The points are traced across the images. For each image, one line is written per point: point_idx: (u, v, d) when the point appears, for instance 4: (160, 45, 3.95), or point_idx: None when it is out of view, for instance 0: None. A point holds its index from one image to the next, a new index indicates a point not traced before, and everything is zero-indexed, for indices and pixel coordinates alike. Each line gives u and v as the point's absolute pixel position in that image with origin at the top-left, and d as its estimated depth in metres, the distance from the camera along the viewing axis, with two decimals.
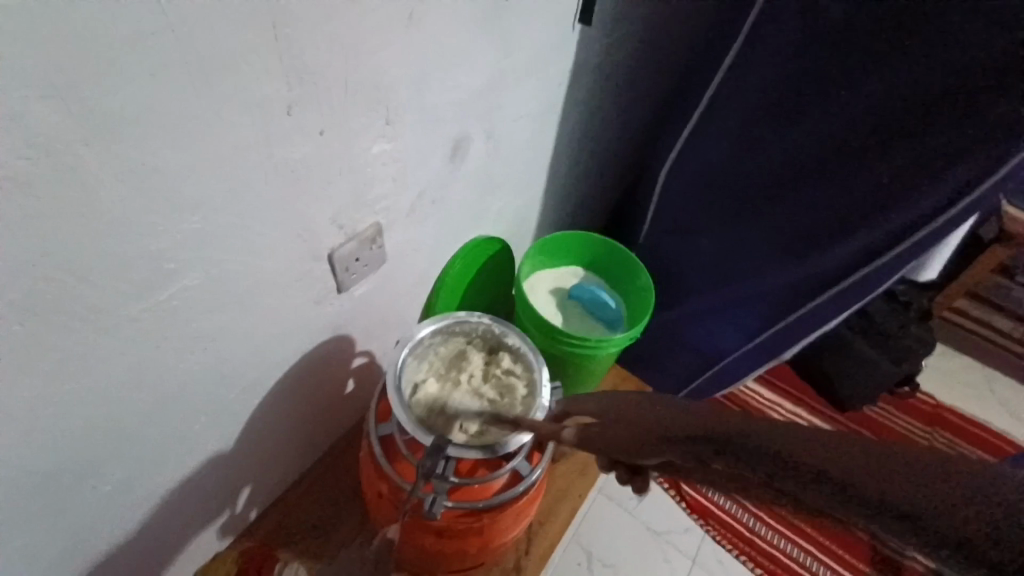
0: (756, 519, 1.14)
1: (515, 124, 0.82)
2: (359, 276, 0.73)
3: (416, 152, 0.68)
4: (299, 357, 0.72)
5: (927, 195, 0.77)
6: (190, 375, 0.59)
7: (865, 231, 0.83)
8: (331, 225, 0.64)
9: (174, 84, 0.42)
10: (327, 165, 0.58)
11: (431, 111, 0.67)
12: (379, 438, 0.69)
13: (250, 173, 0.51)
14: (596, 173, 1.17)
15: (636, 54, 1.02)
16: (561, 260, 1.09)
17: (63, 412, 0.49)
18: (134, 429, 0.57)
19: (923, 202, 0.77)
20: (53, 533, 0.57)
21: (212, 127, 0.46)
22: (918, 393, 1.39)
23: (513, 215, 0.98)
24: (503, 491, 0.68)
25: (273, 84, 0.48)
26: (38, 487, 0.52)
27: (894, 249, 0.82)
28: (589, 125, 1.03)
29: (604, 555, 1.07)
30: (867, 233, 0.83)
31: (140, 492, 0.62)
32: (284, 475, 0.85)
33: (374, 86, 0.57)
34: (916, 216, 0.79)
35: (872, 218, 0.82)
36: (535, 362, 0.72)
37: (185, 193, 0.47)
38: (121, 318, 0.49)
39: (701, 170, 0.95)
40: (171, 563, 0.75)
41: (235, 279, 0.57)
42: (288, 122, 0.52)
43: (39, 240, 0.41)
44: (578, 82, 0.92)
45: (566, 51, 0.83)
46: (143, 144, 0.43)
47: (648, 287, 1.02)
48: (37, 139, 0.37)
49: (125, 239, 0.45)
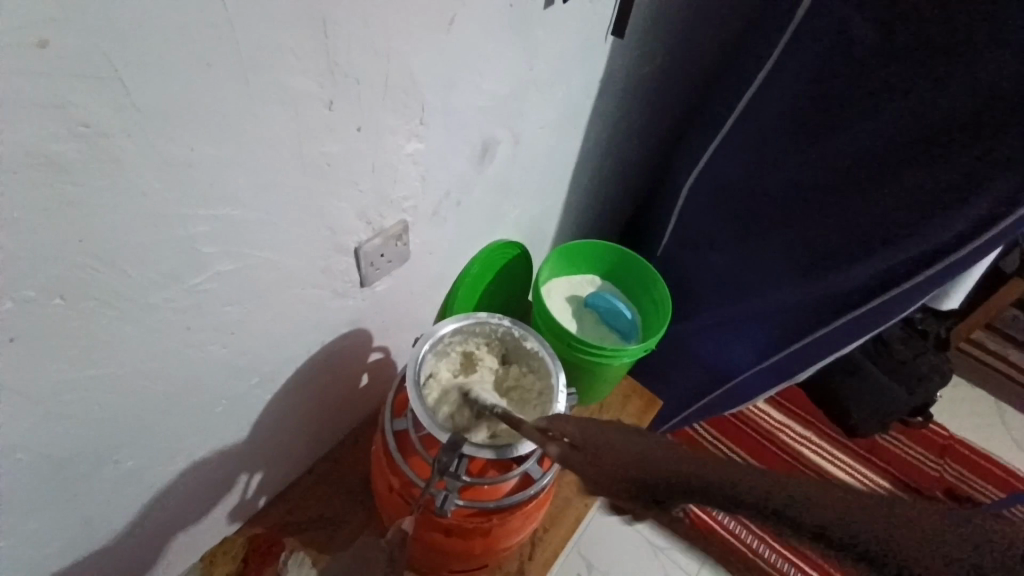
0: (755, 537, 1.21)
1: (538, 131, 0.83)
2: (382, 270, 0.73)
3: (440, 155, 0.69)
4: (316, 350, 0.73)
5: (953, 223, 0.76)
6: (211, 362, 0.60)
7: (888, 256, 0.82)
8: (358, 220, 0.65)
9: (213, 79, 0.43)
10: (357, 162, 0.59)
11: (456, 115, 0.68)
12: (394, 432, 0.70)
13: (280, 166, 0.53)
14: (615, 183, 1.16)
15: (661, 69, 1.02)
16: (578, 269, 1.09)
17: (88, 392, 0.50)
18: (152, 413, 0.58)
19: (946, 228, 0.77)
20: (71, 513, 0.57)
21: (246, 122, 0.48)
22: (930, 422, 1.37)
23: (532, 221, 0.99)
24: (515, 492, 0.68)
25: (305, 81, 0.49)
26: (57, 470, 0.53)
27: (915, 276, 0.81)
28: (610, 138, 1.03)
29: (605, 567, 1.09)
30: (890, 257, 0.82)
31: (154, 476, 0.63)
32: (293, 465, 0.86)
33: (404, 87, 0.59)
34: (938, 243, 0.78)
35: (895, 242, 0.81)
36: (553, 366, 0.72)
37: (219, 186, 0.49)
38: (152, 304, 0.50)
39: (723, 186, 0.95)
40: (179, 547, 0.75)
41: (263, 269, 0.58)
42: (320, 119, 0.53)
43: (80, 226, 0.42)
44: (603, 93, 0.92)
45: (591, 61, 0.84)
46: (182, 136, 0.44)
47: (664, 299, 1.01)
48: (84, 128, 0.39)
49: (158, 228, 0.47)
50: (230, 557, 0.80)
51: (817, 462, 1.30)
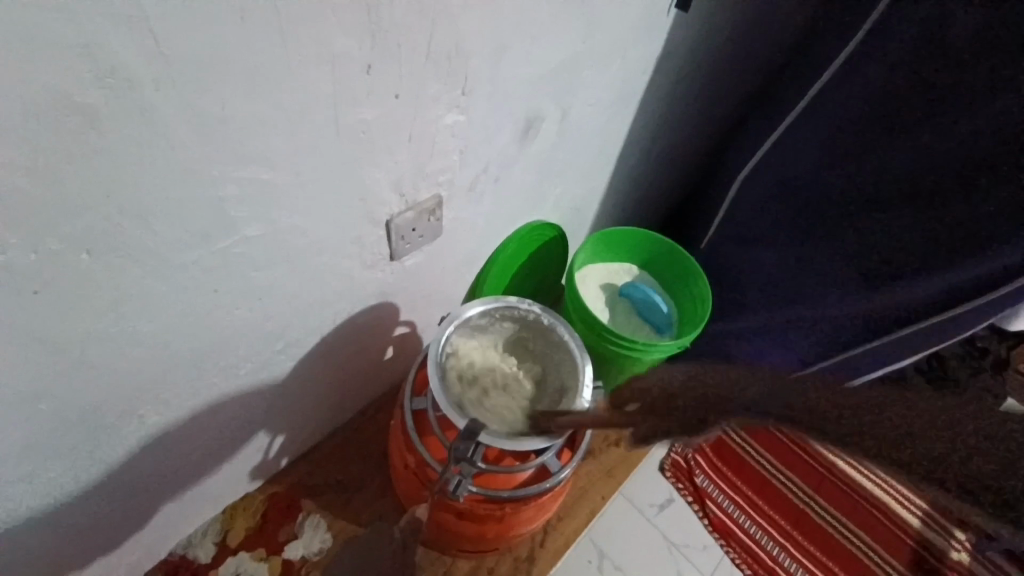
0: (776, 544, 1.13)
1: (586, 108, 0.79)
2: (412, 246, 0.71)
3: (482, 128, 0.67)
4: (342, 320, 0.73)
5: (999, 257, 0.70)
6: (236, 326, 0.60)
7: (945, 277, 0.75)
8: (391, 192, 0.63)
9: (249, 32, 0.41)
10: (394, 131, 0.57)
11: (503, 85, 0.64)
12: (412, 411, 0.69)
13: (316, 131, 0.51)
14: (662, 169, 1.10)
15: (723, 50, 0.96)
16: (615, 256, 1.05)
17: (112, 347, 0.51)
18: (176, 372, 0.58)
19: (995, 261, 0.71)
20: (100, 460, 0.59)
21: (282, 82, 0.46)
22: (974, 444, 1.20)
23: (574, 203, 0.96)
24: (530, 484, 0.67)
25: (350, 41, 0.47)
26: (83, 419, 0.54)
27: (962, 304, 0.75)
28: (662, 121, 0.97)
29: (617, 557, 1.03)
30: (939, 281, 0.75)
31: (178, 431, 0.64)
32: (316, 430, 0.87)
33: (447, 54, 0.55)
34: (990, 272, 0.72)
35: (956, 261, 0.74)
36: (580, 358, 0.70)
37: (253, 147, 0.48)
38: (180, 264, 0.50)
39: (784, 180, 0.88)
40: (203, 500, 0.77)
41: (292, 236, 0.57)
42: (357, 84, 0.51)
43: (108, 180, 0.41)
44: (658, 72, 0.86)
45: (649, 38, 0.79)
46: (218, 92, 0.43)
47: (704, 296, 0.97)
48: (111, 79, 0.37)
49: (189, 187, 0.46)
50: (249, 513, 0.83)
51: (851, 474, 1.23)
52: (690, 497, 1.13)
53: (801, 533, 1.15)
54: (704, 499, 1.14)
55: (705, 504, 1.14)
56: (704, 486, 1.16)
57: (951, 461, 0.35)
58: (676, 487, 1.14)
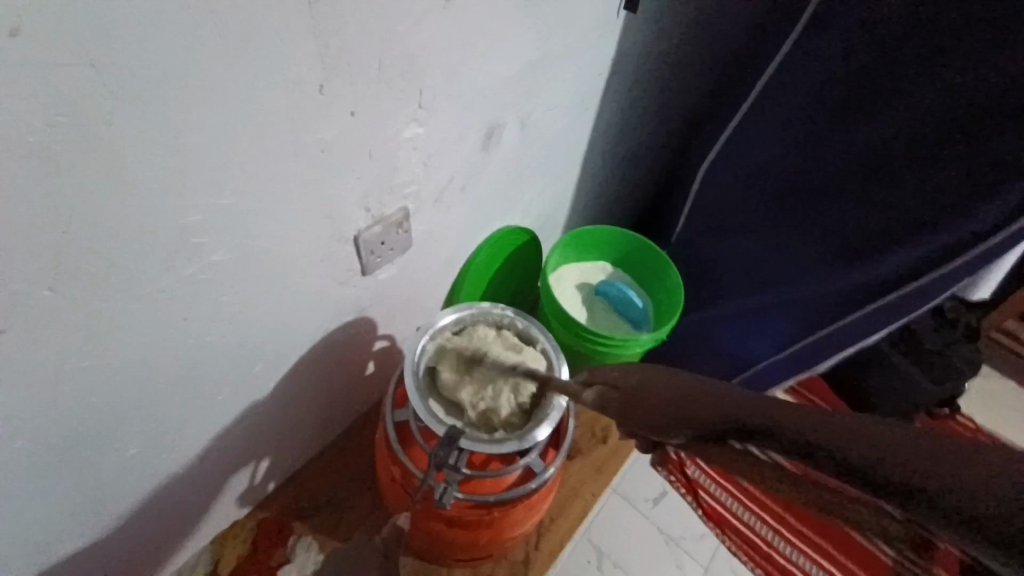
0: (773, 528, 1.08)
1: (545, 113, 0.80)
2: (383, 260, 0.72)
3: (443, 139, 0.67)
4: (319, 339, 0.73)
5: (949, 231, 0.73)
6: (209, 352, 0.60)
7: (903, 252, 0.77)
8: (357, 209, 0.63)
9: (196, 62, 0.42)
10: (353, 148, 0.58)
11: (460, 97, 0.65)
12: (395, 424, 0.69)
13: (273, 154, 0.51)
14: (629, 168, 1.12)
15: (677, 49, 0.98)
16: (589, 256, 1.06)
17: (82, 383, 0.50)
18: (150, 403, 0.58)
19: (947, 234, 0.73)
20: (78, 500, 0.58)
21: (234, 107, 0.46)
22: (959, 414, 1.19)
23: (543, 207, 0.97)
24: (516, 486, 0.67)
25: (302, 64, 0.48)
26: (56, 458, 0.53)
27: (920, 278, 0.76)
28: (624, 120, 1.00)
29: (616, 555, 1.03)
30: (898, 258, 0.77)
31: (158, 463, 0.64)
32: (302, 452, 0.86)
33: (401, 68, 0.56)
34: (948, 245, 0.73)
35: (910, 237, 0.76)
36: (556, 358, 0.71)
37: (210, 174, 0.48)
38: (144, 296, 0.50)
39: (744, 170, 0.90)
40: (189, 531, 0.76)
41: (260, 257, 0.57)
42: (311, 104, 0.51)
43: (64, 217, 0.41)
44: (615, 72, 0.88)
45: (602, 41, 0.81)
46: (170, 124, 0.43)
47: (677, 288, 0.98)
48: (60, 119, 0.38)
49: (148, 218, 0.46)
50: (239, 541, 0.82)
51: None
52: (681, 488, 1.11)
53: (797, 516, 1.10)
54: (696, 489, 1.11)
55: (698, 493, 1.11)
56: (696, 476, 1.12)
57: (857, 449, 0.34)
58: (667, 479, 1.12)
